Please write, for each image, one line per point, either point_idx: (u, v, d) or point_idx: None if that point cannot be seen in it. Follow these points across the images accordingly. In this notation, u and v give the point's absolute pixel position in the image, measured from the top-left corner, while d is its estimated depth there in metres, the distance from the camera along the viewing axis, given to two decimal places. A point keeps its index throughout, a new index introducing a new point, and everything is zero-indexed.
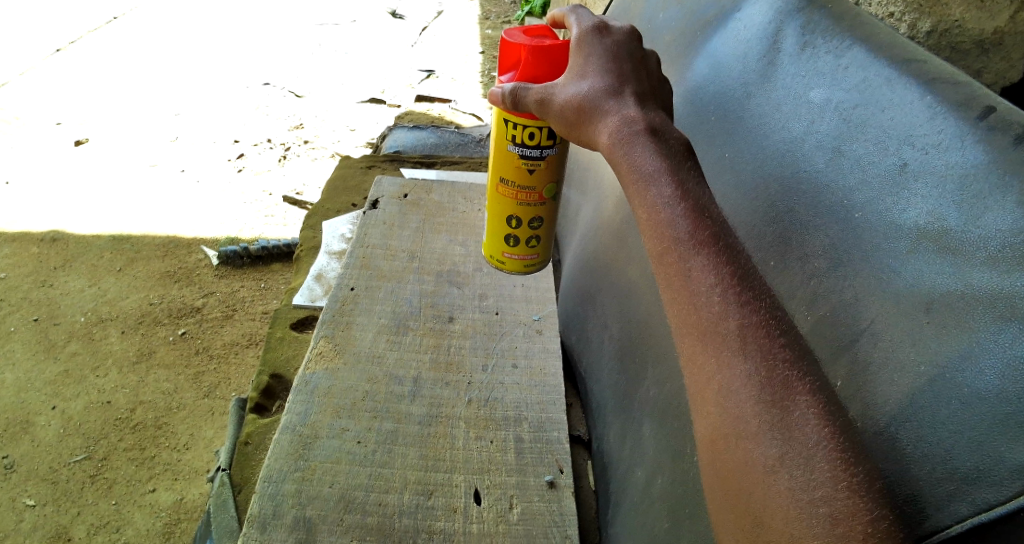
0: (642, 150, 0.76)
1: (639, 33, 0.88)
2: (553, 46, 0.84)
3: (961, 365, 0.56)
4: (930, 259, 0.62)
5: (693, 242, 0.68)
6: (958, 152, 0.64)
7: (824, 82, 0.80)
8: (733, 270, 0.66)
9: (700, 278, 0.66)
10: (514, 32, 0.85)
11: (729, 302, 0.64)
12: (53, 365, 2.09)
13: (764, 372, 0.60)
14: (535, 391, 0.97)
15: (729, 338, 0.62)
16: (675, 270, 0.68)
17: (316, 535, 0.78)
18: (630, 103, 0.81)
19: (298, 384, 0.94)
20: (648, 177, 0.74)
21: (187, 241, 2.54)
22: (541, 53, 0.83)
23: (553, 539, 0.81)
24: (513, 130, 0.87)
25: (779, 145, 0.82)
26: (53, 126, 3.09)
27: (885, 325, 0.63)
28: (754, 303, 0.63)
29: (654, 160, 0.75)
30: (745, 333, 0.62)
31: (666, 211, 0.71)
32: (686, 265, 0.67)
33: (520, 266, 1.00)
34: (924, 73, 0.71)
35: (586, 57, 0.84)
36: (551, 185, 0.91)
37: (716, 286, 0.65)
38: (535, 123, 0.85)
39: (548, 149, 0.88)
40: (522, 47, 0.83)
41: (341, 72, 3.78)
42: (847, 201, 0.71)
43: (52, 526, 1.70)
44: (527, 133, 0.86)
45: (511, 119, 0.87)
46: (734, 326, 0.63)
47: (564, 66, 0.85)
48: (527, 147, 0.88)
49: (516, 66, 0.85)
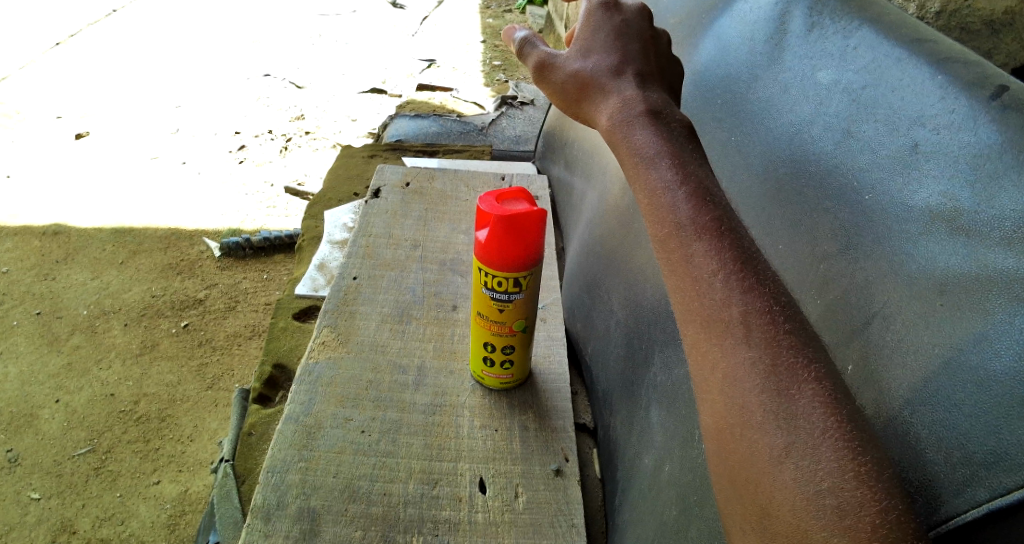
0: (641, 129, 0.79)
1: (651, 14, 0.95)
2: (521, 215, 0.79)
3: (975, 346, 0.54)
4: (944, 239, 0.60)
5: (695, 228, 0.67)
6: (970, 132, 0.63)
7: (833, 62, 0.79)
8: (736, 255, 0.65)
9: (702, 263, 0.65)
10: (484, 197, 0.81)
11: (732, 289, 0.63)
12: (56, 357, 2.08)
13: (768, 359, 0.59)
14: (540, 379, 0.96)
15: (734, 325, 0.62)
16: (677, 255, 0.68)
17: (321, 525, 0.77)
18: (630, 81, 0.86)
19: (302, 374, 0.93)
20: (649, 158, 0.75)
21: (189, 232, 2.53)
22: (508, 221, 0.80)
23: (559, 528, 0.80)
24: (483, 275, 0.85)
25: (786, 128, 0.81)
26: (54, 119, 3.08)
27: (897, 308, 0.62)
28: (757, 288, 0.62)
29: (654, 144, 0.76)
30: (748, 320, 0.61)
31: (667, 195, 0.71)
32: (688, 250, 0.67)
33: (495, 385, 0.93)
34: (935, 53, 0.70)
35: (595, 37, 0.92)
36: (521, 320, 0.87)
37: (719, 273, 0.64)
38: (507, 273, 0.83)
39: (516, 294, 0.85)
40: (491, 214, 0.80)
41: (341, 62, 3.76)
42: (858, 183, 0.70)
43: (57, 519, 1.69)
44: (495, 279, 0.84)
45: (481, 264, 0.84)
46: (737, 314, 0.62)
47: (534, 230, 0.81)
48: (496, 292, 0.85)
49: (484, 228, 0.82)
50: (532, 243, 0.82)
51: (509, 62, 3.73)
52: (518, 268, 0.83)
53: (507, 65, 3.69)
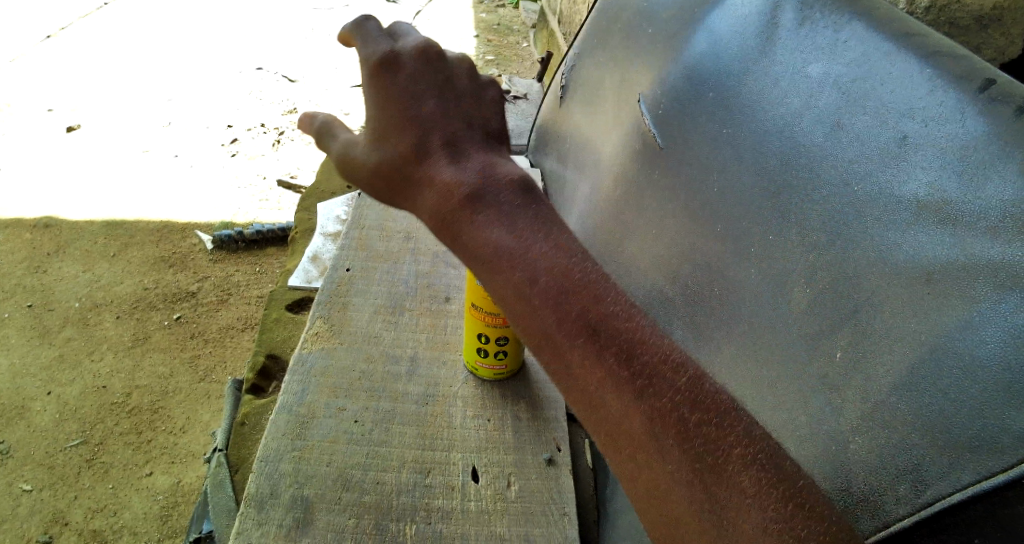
0: (482, 228, 0.65)
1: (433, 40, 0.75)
2: None
3: (961, 333, 0.55)
4: (933, 230, 0.61)
5: (575, 337, 0.59)
6: (958, 124, 0.63)
7: (823, 56, 0.80)
8: (618, 356, 0.58)
9: (588, 374, 0.58)
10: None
11: (622, 393, 0.57)
12: (48, 350, 2.07)
13: (680, 443, 0.55)
14: (533, 369, 0.96)
15: (636, 437, 0.56)
16: (561, 371, 0.60)
17: (315, 514, 0.78)
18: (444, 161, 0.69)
19: (294, 364, 0.94)
20: (504, 268, 0.63)
21: (181, 225, 2.53)
22: None
23: (551, 516, 0.80)
24: None
25: (777, 120, 0.81)
26: (44, 112, 3.06)
27: (887, 296, 0.62)
28: (643, 380, 0.57)
29: (503, 247, 0.64)
30: (653, 420, 0.56)
31: (541, 315, 0.61)
32: (570, 366, 0.59)
33: (488, 376, 0.94)
34: (923, 46, 0.71)
35: (383, 106, 0.72)
36: None
37: (606, 379, 0.57)
38: None
39: None
40: None
41: (334, 56, 3.75)
42: (848, 174, 0.70)
43: (50, 511, 1.69)
44: None
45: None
46: (636, 423, 0.56)
47: None
48: None
49: None
50: None
51: (502, 56, 3.73)
52: None
53: (500, 60, 3.68)
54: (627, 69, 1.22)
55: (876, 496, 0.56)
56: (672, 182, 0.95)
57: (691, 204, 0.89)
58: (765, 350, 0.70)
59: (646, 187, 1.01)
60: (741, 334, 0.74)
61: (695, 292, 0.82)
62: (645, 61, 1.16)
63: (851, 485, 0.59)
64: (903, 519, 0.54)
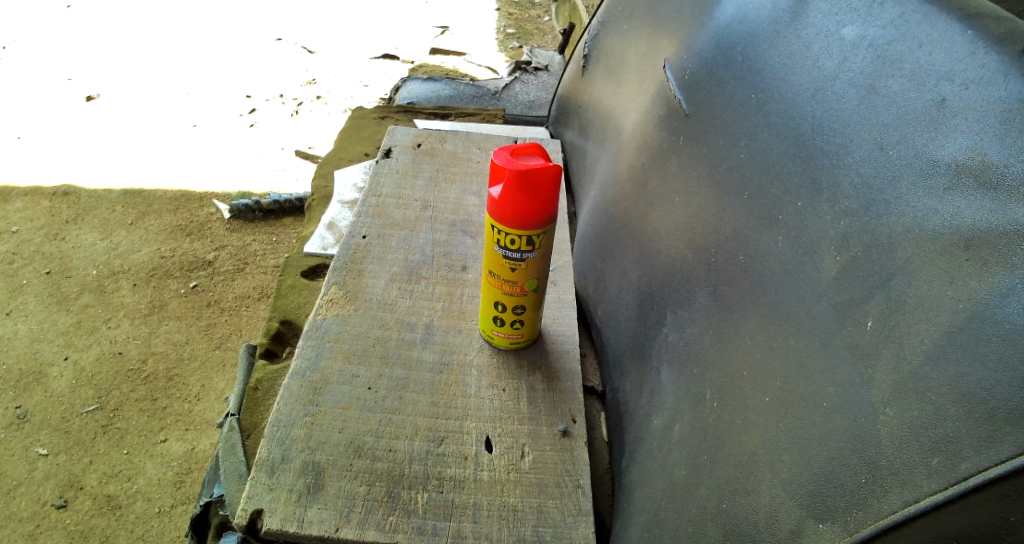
0: None
1: None
2: (537, 172, 0.78)
3: (1003, 300, 0.51)
4: (970, 194, 0.56)
5: None
6: (999, 86, 0.59)
7: (858, 19, 0.76)
8: None
9: None
10: (499, 152, 0.80)
11: None
12: (65, 316, 2.08)
13: None
14: (549, 339, 0.95)
15: None
16: None
17: (326, 480, 0.76)
18: None
19: (308, 330, 0.93)
20: None
21: (198, 195, 2.53)
22: (523, 179, 0.78)
23: (565, 488, 0.79)
24: (495, 231, 0.83)
25: (809, 84, 0.77)
26: (64, 81, 3.07)
27: (920, 263, 0.57)
28: None
29: None
30: None
31: None
32: None
33: (504, 345, 0.92)
34: (964, 10, 0.67)
35: None
36: (533, 280, 0.86)
37: None
38: (521, 231, 0.81)
39: (529, 252, 0.83)
40: (505, 168, 0.78)
41: (352, 28, 3.72)
42: (882, 139, 0.65)
43: (65, 474, 1.70)
44: (508, 237, 0.82)
45: (494, 222, 0.83)
46: None
47: (548, 190, 0.79)
48: (509, 250, 0.84)
49: (498, 184, 0.80)
50: (548, 201, 0.80)
51: (523, 30, 3.68)
52: (532, 226, 0.81)
53: (521, 34, 3.63)
54: (654, 34, 1.18)
55: (905, 469, 0.52)
56: (697, 150, 0.92)
57: (716, 173, 0.86)
58: (790, 320, 0.67)
59: (670, 154, 0.98)
60: (768, 302, 0.71)
61: (720, 262, 0.80)
62: (671, 27, 1.12)
63: (879, 460, 0.53)
64: (933, 494, 0.49)
